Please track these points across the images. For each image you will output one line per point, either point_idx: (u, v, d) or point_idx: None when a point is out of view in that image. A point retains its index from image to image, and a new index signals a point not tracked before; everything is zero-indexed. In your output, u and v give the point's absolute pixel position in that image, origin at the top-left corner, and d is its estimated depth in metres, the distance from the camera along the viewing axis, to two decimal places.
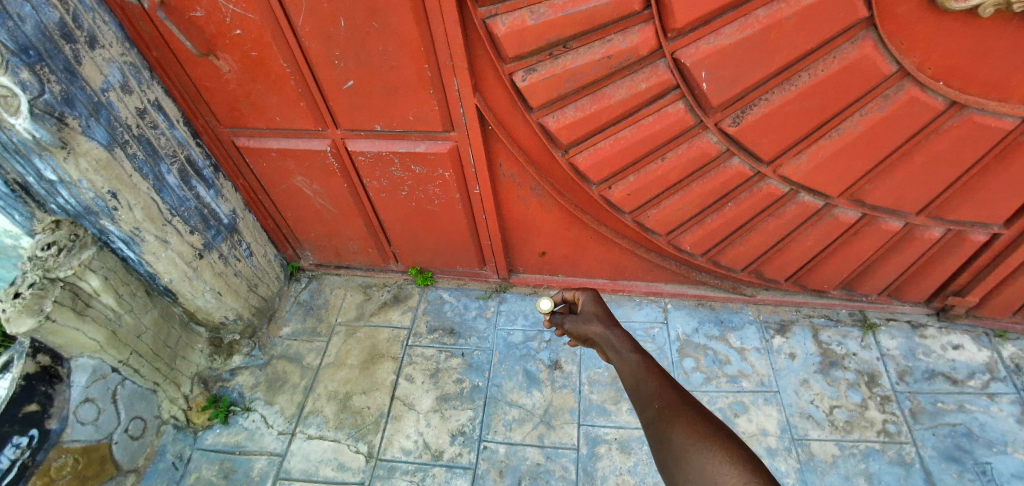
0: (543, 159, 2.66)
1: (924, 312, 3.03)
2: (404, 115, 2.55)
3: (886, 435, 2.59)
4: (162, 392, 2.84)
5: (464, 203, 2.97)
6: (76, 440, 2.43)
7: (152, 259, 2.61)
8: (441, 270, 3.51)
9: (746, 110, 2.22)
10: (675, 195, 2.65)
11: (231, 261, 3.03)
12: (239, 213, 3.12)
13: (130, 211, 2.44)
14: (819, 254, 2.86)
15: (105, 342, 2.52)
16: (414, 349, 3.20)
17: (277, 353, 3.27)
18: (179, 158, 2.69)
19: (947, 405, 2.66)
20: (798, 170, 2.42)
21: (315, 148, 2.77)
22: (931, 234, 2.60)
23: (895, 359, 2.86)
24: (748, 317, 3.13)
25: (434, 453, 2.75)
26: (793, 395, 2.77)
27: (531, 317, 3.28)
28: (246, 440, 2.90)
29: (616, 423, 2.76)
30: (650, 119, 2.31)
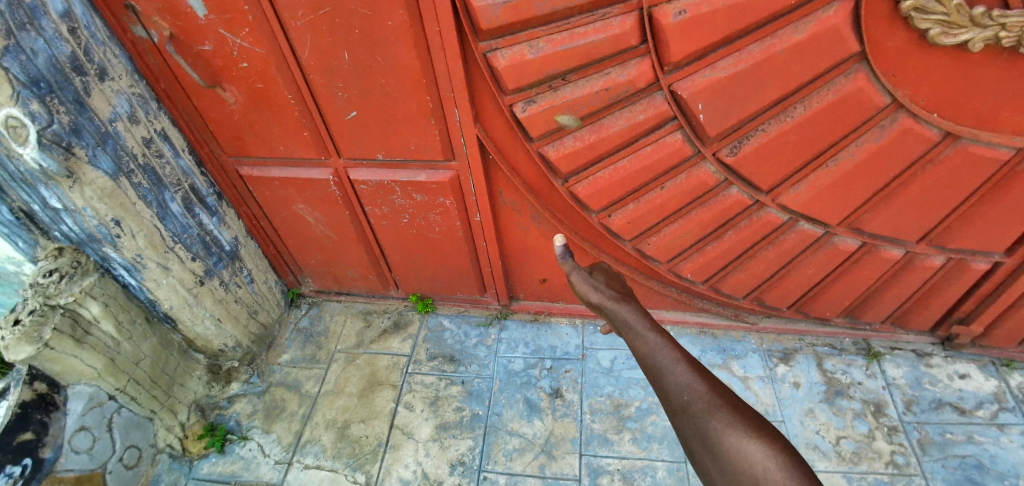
0: (543, 188, 2.68)
1: (929, 341, 3.00)
2: (405, 145, 2.58)
3: (895, 467, 2.53)
4: (159, 420, 2.82)
5: (465, 231, 2.98)
6: (71, 469, 2.38)
7: (153, 286, 2.63)
8: (441, 297, 3.51)
9: (743, 141, 2.25)
10: (675, 223, 2.66)
11: (232, 288, 3.04)
12: (241, 240, 3.14)
13: (133, 239, 2.46)
14: (820, 282, 2.85)
15: (103, 369, 2.53)
16: (413, 376, 3.17)
17: (275, 380, 3.24)
18: (183, 187, 2.72)
19: (956, 436, 2.61)
20: (797, 199, 2.43)
21: (317, 177, 2.79)
22: (932, 262, 2.60)
23: (901, 389, 2.83)
24: (751, 345, 3.10)
25: (433, 483, 2.69)
26: (799, 425, 2.73)
27: (532, 344, 3.25)
28: (241, 469, 2.85)
29: (619, 453, 2.71)
30: (648, 148, 2.34)
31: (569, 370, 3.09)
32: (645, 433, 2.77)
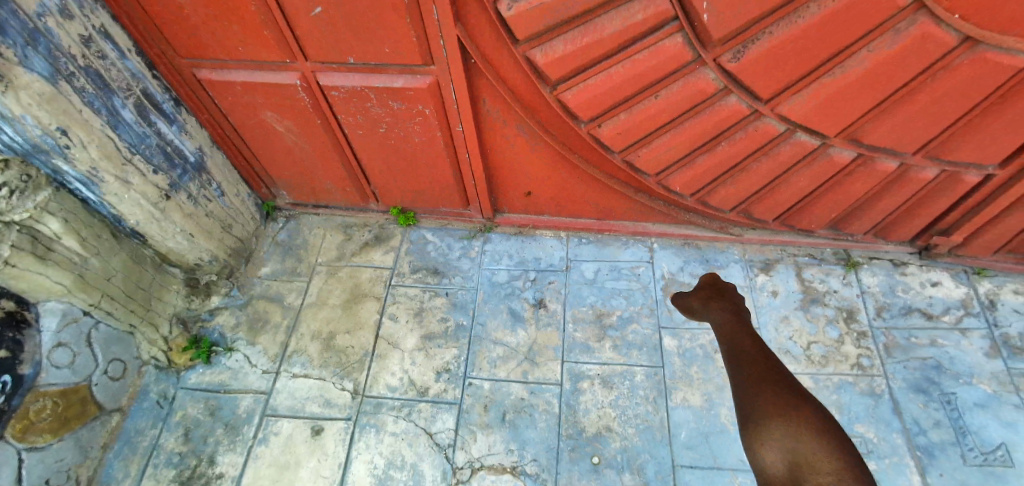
0: (529, 96, 2.51)
1: (907, 251, 3.05)
2: (379, 47, 2.34)
3: (860, 368, 2.66)
4: (140, 334, 2.81)
5: (446, 142, 2.83)
6: (53, 383, 2.39)
7: (115, 200, 2.49)
8: (423, 210, 3.42)
9: (747, 46, 2.08)
10: (667, 134, 2.55)
11: (201, 201, 2.92)
12: (207, 150, 2.95)
13: (84, 150, 2.28)
14: (809, 195, 2.83)
15: (73, 285, 2.44)
16: (397, 288, 3.16)
17: (257, 293, 3.21)
18: (134, 91, 2.50)
19: (920, 339, 2.73)
20: (797, 109, 2.32)
21: (284, 82, 2.56)
22: (924, 175, 2.56)
23: (874, 296, 2.91)
24: (734, 256, 3.13)
25: (419, 389, 2.77)
26: (773, 330, 2.82)
27: (516, 257, 3.24)
28: (229, 379, 2.89)
29: (599, 360, 2.79)
30: (644, 54, 2.16)
31: (553, 281, 3.11)
32: (625, 340, 2.85)
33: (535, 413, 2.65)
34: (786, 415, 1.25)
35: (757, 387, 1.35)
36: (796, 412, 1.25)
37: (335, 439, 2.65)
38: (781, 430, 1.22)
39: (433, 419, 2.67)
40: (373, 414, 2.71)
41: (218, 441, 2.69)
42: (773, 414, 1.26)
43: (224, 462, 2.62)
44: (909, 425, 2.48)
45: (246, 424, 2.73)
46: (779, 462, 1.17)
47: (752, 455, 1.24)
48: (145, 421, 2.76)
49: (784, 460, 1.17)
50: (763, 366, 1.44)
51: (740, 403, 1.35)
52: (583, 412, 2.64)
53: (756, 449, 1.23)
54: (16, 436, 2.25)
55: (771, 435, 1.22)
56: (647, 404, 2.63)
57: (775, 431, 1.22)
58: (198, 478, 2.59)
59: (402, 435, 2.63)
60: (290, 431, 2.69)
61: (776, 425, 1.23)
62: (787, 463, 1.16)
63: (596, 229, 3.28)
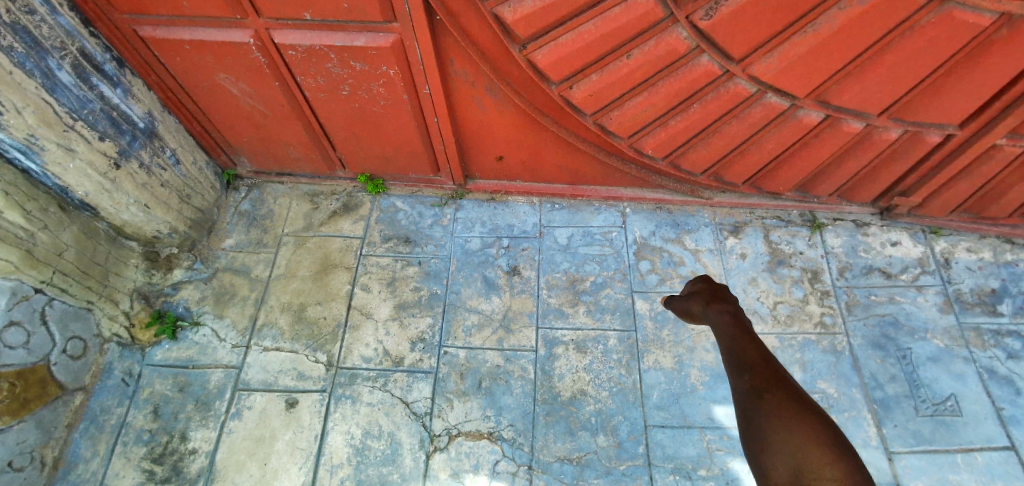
0: (499, 56, 2.41)
1: (869, 212, 3.14)
2: (337, 2, 2.19)
3: (822, 327, 2.76)
4: (99, 310, 2.70)
5: (413, 104, 2.72)
6: (8, 364, 2.27)
7: (59, 171, 2.35)
8: (392, 177, 3.32)
9: (720, 2, 2.03)
10: (639, 97, 2.50)
11: (155, 171, 2.76)
12: (157, 115, 2.77)
13: (20, 116, 2.12)
14: (778, 157, 2.84)
15: (20, 262, 2.31)
16: (368, 258, 3.10)
17: (222, 265, 3.10)
18: (71, 51, 2.28)
19: (879, 297, 2.84)
20: (768, 69, 2.29)
21: (236, 40, 2.40)
22: (889, 135, 2.60)
23: (838, 257, 3.00)
24: (704, 219, 3.16)
25: (394, 359, 2.76)
26: (741, 292, 2.89)
27: (489, 223, 3.20)
28: (197, 354, 2.82)
29: (573, 325, 2.83)
30: (616, 11, 2.10)
31: (527, 248, 3.09)
32: (599, 305, 2.88)
33: (511, 380, 2.68)
34: (788, 421, 1.37)
35: (761, 393, 1.47)
36: (798, 419, 1.36)
37: (310, 411, 2.63)
38: (785, 439, 1.32)
39: (409, 389, 2.68)
40: (349, 385, 2.70)
41: (190, 417, 2.64)
42: (778, 422, 1.37)
43: (197, 437, 2.59)
44: (868, 380, 2.61)
45: (218, 399, 2.68)
46: (782, 466, 1.28)
47: (756, 457, 1.36)
48: (110, 400, 2.68)
49: (786, 465, 1.28)
50: (764, 369, 1.55)
51: (745, 406, 1.46)
52: (558, 377, 2.68)
53: (760, 453, 1.35)
54: None
55: (776, 443, 1.33)
56: (619, 368, 2.69)
57: (779, 437, 1.33)
58: (171, 455, 2.55)
59: (378, 406, 2.63)
60: (264, 404, 2.66)
61: (778, 430, 1.35)
62: (790, 468, 1.27)
63: (568, 194, 3.25)
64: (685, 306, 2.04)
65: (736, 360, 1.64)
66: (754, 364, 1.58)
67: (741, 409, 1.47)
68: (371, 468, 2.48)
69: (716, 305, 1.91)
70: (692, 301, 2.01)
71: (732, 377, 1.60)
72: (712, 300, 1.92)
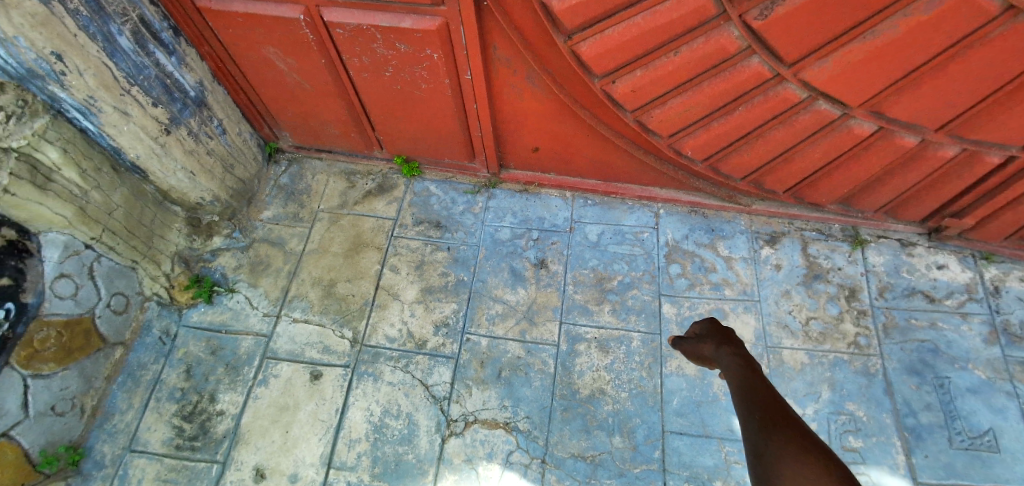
0: (543, 45, 2.39)
1: (916, 232, 3.00)
2: None
3: (856, 347, 2.67)
4: (142, 269, 2.82)
5: (454, 89, 2.73)
6: (57, 313, 2.42)
7: (113, 132, 2.44)
8: (427, 161, 3.35)
9: (776, 2, 1.96)
10: (682, 95, 2.45)
11: (202, 139, 2.84)
12: (207, 85, 2.85)
13: (80, 77, 2.21)
14: (823, 167, 2.74)
15: (73, 218, 2.42)
16: (399, 240, 3.14)
17: (259, 236, 3.19)
18: (131, 17, 2.36)
19: (920, 322, 2.73)
20: (820, 75, 2.21)
21: (285, 15, 2.43)
22: (945, 153, 2.47)
23: (878, 276, 2.88)
24: (740, 226, 3.08)
25: (418, 342, 2.80)
26: (773, 304, 2.82)
27: (520, 214, 3.20)
28: (230, 319, 2.92)
29: (597, 323, 2.81)
30: (666, 5, 2.04)
31: (556, 242, 3.08)
32: (625, 305, 2.85)
33: (531, 372, 2.69)
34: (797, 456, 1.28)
35: (771, 430, 1.39)
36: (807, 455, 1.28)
37: (333, 385, 2.70)
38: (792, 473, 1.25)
39: (430, 372, 2.72)
40: (372, 363, 2.76)
41: (220, 380, 2.75)
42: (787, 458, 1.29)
43: (225, 400, 2.69)
44: (900, 406, 2.52)
45: (247, 365, 2.78)
46: None
47: None
48: (147, 356, 2.81)
49: None
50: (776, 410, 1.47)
51: (755, 443, 1.39)
52: (578, 374, 2.67)
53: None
54: (21, 362, 2.30)
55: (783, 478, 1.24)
56: (641, 370, 2.67)
57: (787, 471, 1.26)
58: (199, 414, 2.66)
59: (399, 386, 2.68)
60: (290, 374, 2.75)
61: (788, 464, 1.27)
62: None
63: (601, 191, 3.21)
64: (694, 349, 1.93)
65: (748, 398, 1.55)
66: (764, 403, 1.50)
67: (751, 446, 1.39)
68: (388, 446, 2.54)
69: (729, 350, 1.82)
70: (704, 343, 1.92)
71: (740, 415, 1.53)
72: (724, 343, 1.84)
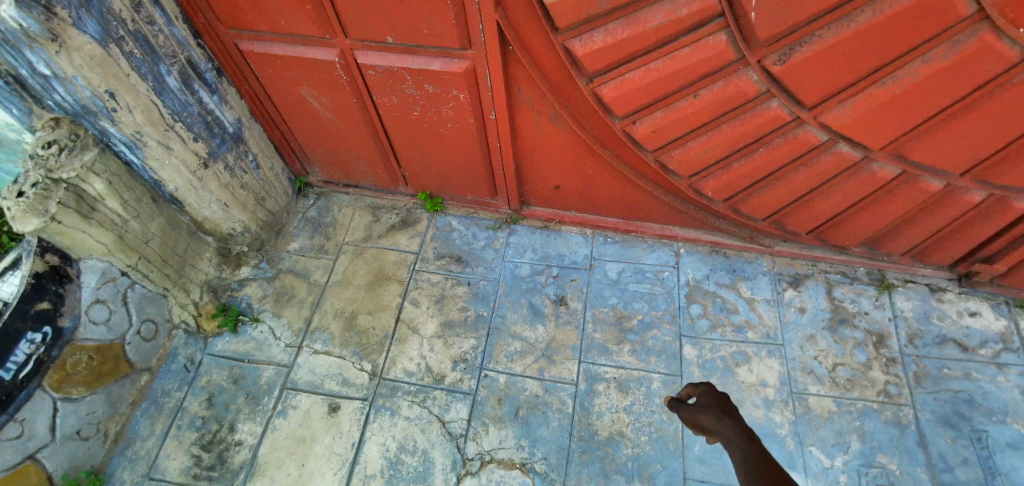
0: (565, 87, 2.47)
1: (945, 277, 2.93)
2: (418, 28, 2.33)
3: (886, 396, 2.59)
4: (172, 297, 2.89)
5: (478, 128, 2.81)
6: (90, 338, 2.50)
7: (156, 166, 2.56)
8: (450, 197, 3.42)
9: (794, 48, 2.00)
10: (703, 137, 2.49)
11: (237, 173, 2.97)
12: (245, 122, 2.99)
13: (130, 114, 2.35)
14: (846, 210, 2.72)
15: (113, 246, 2.53)
16: (420, 274, 3.19)
17: (285, 267, 3.27)
18: (180, 59, 2.52)
19: (953, 371, 2.63)
20: (840, 118, 2.22)
21: (321, 58, 2.57)
22: (971, 198, 2.44)
23: (907, 322, 2.81)
24: (763, 267, 3.05)
25: (436, 376, 2.81)
26: (798, 349, 2.76)
27: (540, 251, 3.23)
28: (253, 349, 2.97)
29: (617, 363, 2.78)
30: (686, 50, 2.11)
31: (576, 279, 3.09)
32: (645, 346, 2.82)
33: (549, 411, 2.66)
34: None
35: None
36: None
37: (350, 418, 2.71)
38: None
39: (447, 408, 2.70)
40: (390, 397, 2.76)
41: (239, 409, 2.77)
42: None
43: (244, 430, 2.71)
44: (935, 460, 2.41)
45: (267, 395, 2.81)
46: None
47: None
48: (171, 383, 2.87)
49: None
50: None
51: None
52: (596, 415, 2.63)
53: None
54: (52, 386, 2.36)
55: None
56: (661, 413, 2.61)
57: None
58: (218, 443, 2.68)
59: (416, 421, 2.67)
60: (308, 405, 2.76)
61: None
62: None
63: (621, 229, 3.23)
64: (692, 417, 1.61)
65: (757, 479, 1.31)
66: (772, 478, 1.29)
67: None
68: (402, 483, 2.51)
69: (733, 422, 1.52)
70: (701, 411, 1.60)
71: None
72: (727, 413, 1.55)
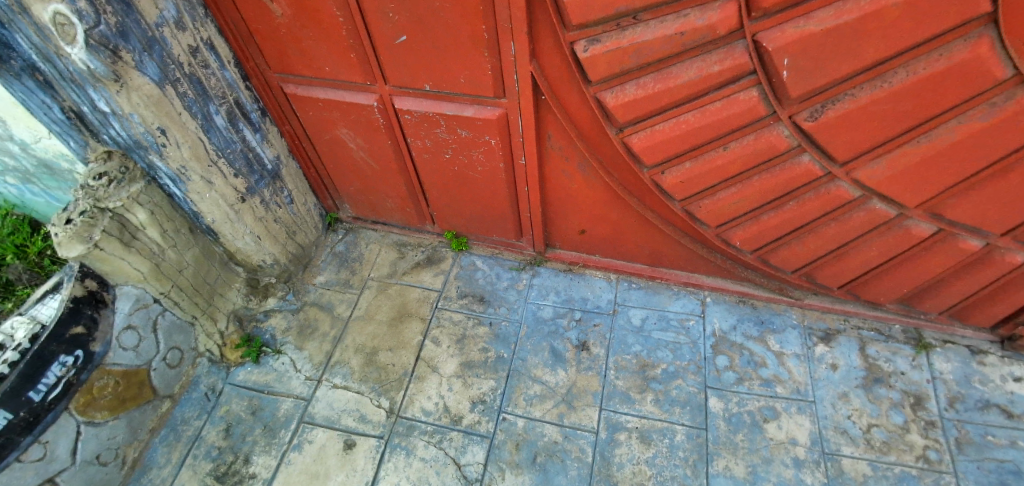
0: (595, 135, 2.52)
1: (987, 339, 2.81)
2: (455, 77, 2.44)
3: (925, 461, 2.45)
4: (200, 326, 2.95)
5: (507, 172, 2.87)
6: (118, 363, 2.54)
7: (197, 198, 2.66)
8: (476, 237, 3.46)
9: (827, 105, 2.03)
10: (732, 188, 2.50)
11: (272, 207, 3.07)
12: (283, 159, 3.12)
13: (177, 149, 2.47)
14: (880, 266, 2.67)
15: (149, 273, 2.62)
16: (442, 312, 3.20)
17: (310, 299, 3.32)
18: (228, 100, 2.67)
19: (998, 439, 2.49)
20: (874, 175, 2.22)
21: (362, 102, 2.69)
22: (1013, 258, 2.37)
23: (947, 384, 2.69)
24: (792, 320, 2.98)
25: (453, 417, 2.76)
26: (830, 407, 2.65)
27: (564, 294, 3.22)
28: (273, 381, 2.98)
29: (639, 412, 2.71)
30: (717, 104, 2.15)
31: (599, 324, 3.06)
32: (668, 396, 2.75)
33: (567, 459, 2.58)
34: None
35: None
36: None
37: (365, 456, 2.66)
38: None
39: (463, 450, 2.65)
40: (406, 436, 2.72)
41: (256, 441, 2.76)
42: None
43: (259, 462, 2.69)
44: None
45: (283, 428, 2.79)
46: None
47: None
48: (191, 411, 2.88)
49: None
50: None
51: None
52: (617, 466, 2.54)
53: None
54: (78, 409, 2.39)
55: None
56: (685, 467, 2.51)
57: None
58: (232, 475, 2.66)
59: (431, 463, 2.62)
60: (324, 441, 2.74)
61: None
62: None
63: (646, 275, 3.21)
64: None
65: None
66: None
67: None
68: None
69: None
70: None
71: None
72: None
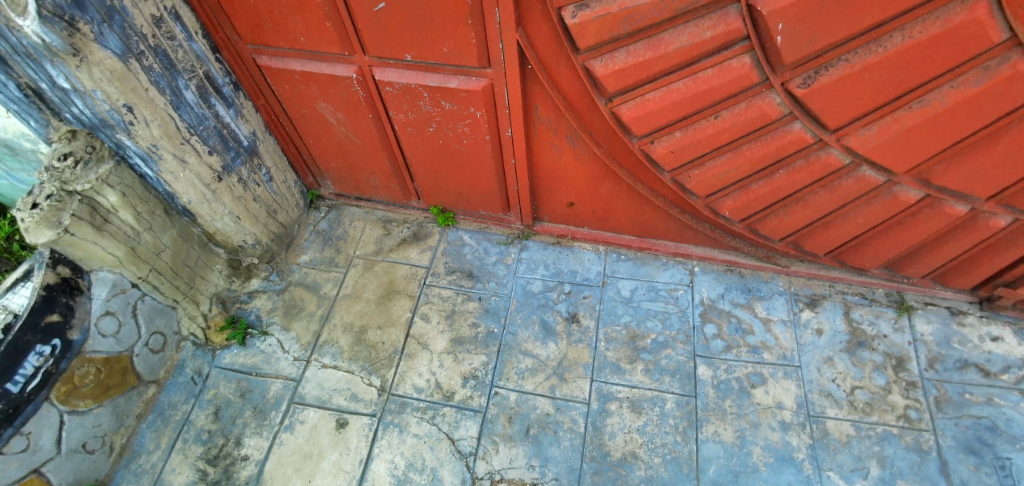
0: (583, 106, 2.47)
1: (966, 300, 2.88)
2: (438, 46, 2.34)
3: (906, 420, 2.53)
4: (182, 309, 2.88)
5: (494, 146, 2.80)
6: (99, 350, 2.48)
7: (170, 178, 2.55)
8: (463, 212, 3.41)
9: (820, 71, 1.99)
10: (722, 157, 2.48)
11: (250, 186, 2.97)
12: (260, 136, 3.00)
13: (147, 128, 2.35)
14: (867, 232, 2.69)
15: (124, 258, 2.52)
16: (431, 288, 3.17)
17: (295, 280, 3.26)
18: (198, 73, 2.54)
19: (975, 397, 2.57)
20: (864, 142, 2.21)
21: (341, 74, 2.58)
22: (997, 222, 2.40)
23: (927, 345, 2.75)
24: (779, 288, 3.01)
25: (445, 393, 2.77)
26: (815, 371, 2.71)
27: (553, 267, 3.20)
28: (261, 362, 2.94)
29: (630, 382, 2.73)
30: (709, 72, 2.10)
31: (588, 296, 3.06)
32: (658, 365, 2.78)
33: (560, 431, 2.61)
34: None
35: None
36: None
37: (358, 434, 2.66)
38: None
39: (456, 425, 2.66)
40: (398, 413, 2.72)
41: (246, 423, 2.74)
42: None
43: (250, 444, 2.67)
44: None
45: (274, 409, 2.77)
46: None
47: None
48: (178, 395, 2.84)
49: None
50: None
51: None
52: (609, 435, 2.58)
53: None
54: (60, 398, 2.33)
55: None
56: (675, 434, 2.56)
57: None
58: (224, 458, 2.64)
59: (424, 438, 2.63)
60: (316, 420, 2.72)
61: None
62: None
63: (636, 246, 3.21)
64: None
65: None
66: None
67: None
68: None
69: None
70: None
71: None
72: None
